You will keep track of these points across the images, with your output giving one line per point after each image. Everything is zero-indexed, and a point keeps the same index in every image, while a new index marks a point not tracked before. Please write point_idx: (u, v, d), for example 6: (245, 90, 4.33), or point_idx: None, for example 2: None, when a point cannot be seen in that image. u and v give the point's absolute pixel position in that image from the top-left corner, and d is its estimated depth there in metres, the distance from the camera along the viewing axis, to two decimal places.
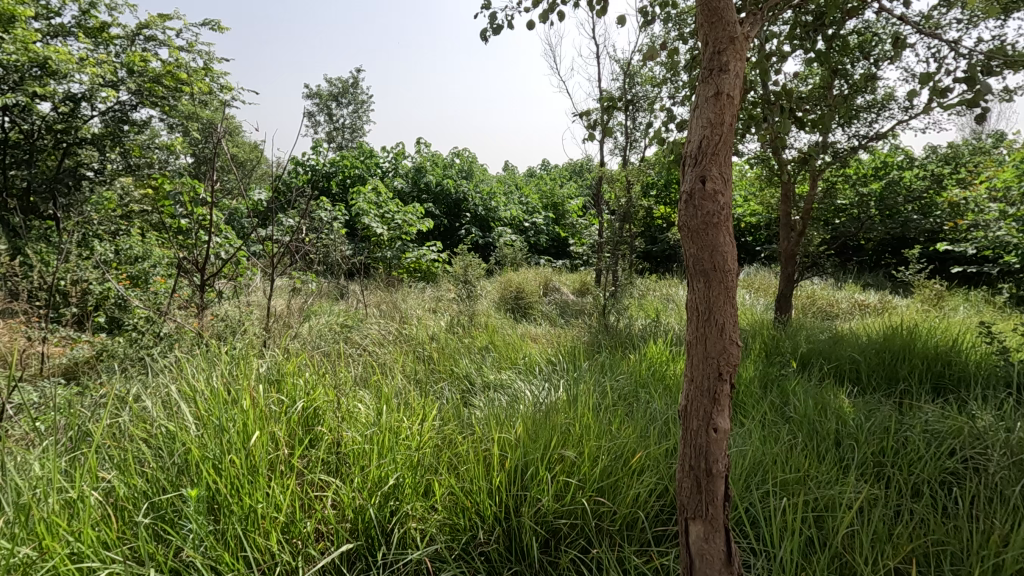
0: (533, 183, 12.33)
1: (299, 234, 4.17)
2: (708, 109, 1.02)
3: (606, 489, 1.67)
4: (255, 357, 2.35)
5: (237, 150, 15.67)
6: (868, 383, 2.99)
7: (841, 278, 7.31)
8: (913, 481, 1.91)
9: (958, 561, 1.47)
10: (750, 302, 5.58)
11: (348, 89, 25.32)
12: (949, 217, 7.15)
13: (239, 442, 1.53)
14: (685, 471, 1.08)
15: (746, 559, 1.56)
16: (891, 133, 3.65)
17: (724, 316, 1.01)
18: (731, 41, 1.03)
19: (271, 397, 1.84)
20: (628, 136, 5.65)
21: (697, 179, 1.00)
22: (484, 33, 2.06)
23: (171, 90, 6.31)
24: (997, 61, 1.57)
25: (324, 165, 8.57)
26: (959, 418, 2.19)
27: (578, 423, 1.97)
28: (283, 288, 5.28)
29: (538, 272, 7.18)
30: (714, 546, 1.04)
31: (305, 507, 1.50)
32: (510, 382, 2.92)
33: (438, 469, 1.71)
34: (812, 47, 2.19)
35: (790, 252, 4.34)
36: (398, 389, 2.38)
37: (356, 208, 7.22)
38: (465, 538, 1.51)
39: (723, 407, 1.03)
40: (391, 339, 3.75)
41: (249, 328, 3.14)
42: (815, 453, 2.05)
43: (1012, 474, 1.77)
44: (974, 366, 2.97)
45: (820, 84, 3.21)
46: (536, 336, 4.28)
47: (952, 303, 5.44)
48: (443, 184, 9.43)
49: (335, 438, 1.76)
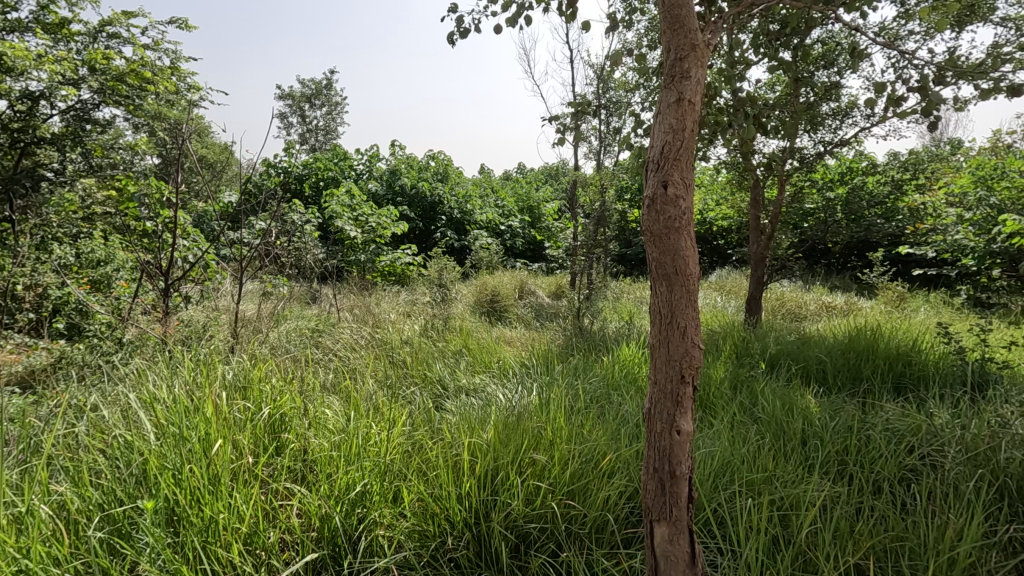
0: (510, 186, 12.35)
1: (270, 237, 4.10)
2: (670, 114, 1.03)
3: (576, 492, 1.68)
4: (221, 363, 2.30)
5: (206, 151, 15.46)
6: (833, 383, 3.07)
7: (809, 281, 7.51)
8: (874, 478, 1.96)
9: (917, 556, 1.51)
10: (722, 304, 5.68)
11: (322, 91, 25.05)
12: (910, 221, 7.41)
13: (200, 451, 1.49)
14: (649, 473, 1.09)
15: (712, 559, 1.57)
16: (855, 141, 3.75)
17: (686, 319, 1.02)
18: (692, 49, 1.05)
19: (235, 404, 1.79)
20: (602, 140, 5.69)
21: (659, 184, 1.01)
22: (451, 36, 2.06)
23: (136, 88, 6.12)
24: (950, 72, 1.62)
25: (297, 168, 8.43)
26: (917, 416, 2.26)
27: (549, 426, 1.98)
28: (253, 292, 5.19)
29: (514, 275, 7.19)
30: (678, 547, 1.05)
31: (268, 516, 1.47)
32: (484, 386, 2.91)
33: (407, 475, 1.69)
34: (777, 55, 2.24)
35: (760, 255, 4.41)
36: (369, 393, 2.36)
37: (330, 211, 7.14)
38: (434, 544, 1.50)
39: (685, 409, 1.04)
40: (363, 343, 3.70)
41: (214, 335, 3.06)
42: (780, 452, 2.10)
43: (966, 470, 1.83)
44: (932, 365, 3.08)
45: (787, 91, 3.29)
46: (510, 339, 4.28)
47: (914, 304, 5.63)
48: (418, 187, 9.36)
49: (302, 445, 1.74)
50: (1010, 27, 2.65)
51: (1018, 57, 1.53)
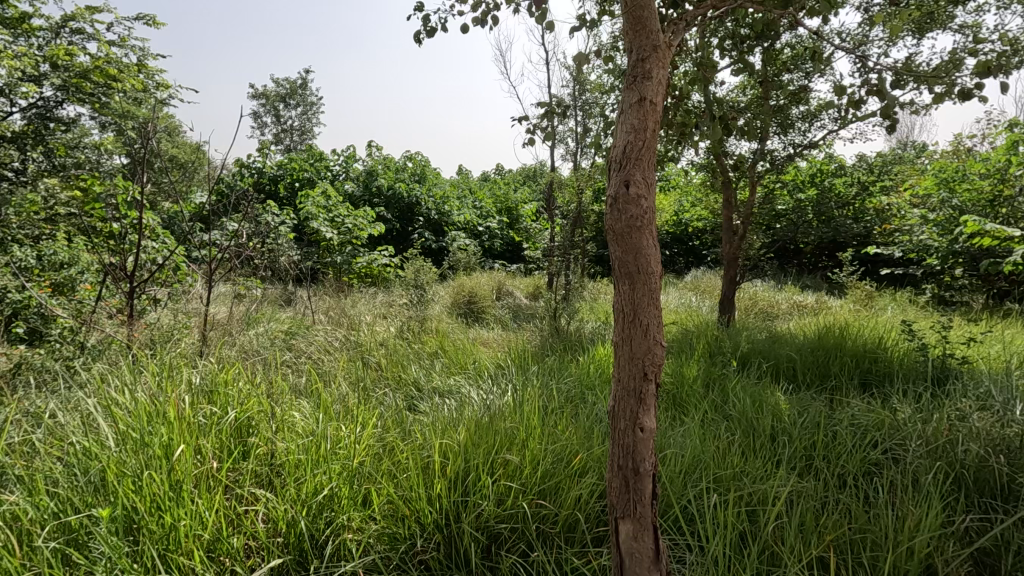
0: (488, 187, 12.32)
1: (242, 238, 4.02)
2: (632, 115, 1.04)
3: (547, 492, 1.69)
4: (187, 367, 2.25)
5: (178, 151, 15.20)
6: (803, 380, 3.13)
7: (781, 280, 7.67)
8: (840, 473, 2.00)
9: (879, 547, 1.55)
10: (697, 304, 5.74)
11: (297, 90, 24.74)
12: (878, 222, 7.61)
13: (161, 457, 1.45)
14: (614, 471, 1.10)
15: (681, 555, 1.59)
16: (824, 142, 3.83)
17: (648, 317, 1.03)
18: (654, 50, 1.06)
19: (200, 409, 1.75)
20: (579, 142, 5.71)
21: (621, 184, 1.02)
22: (418, 35, 2.04)
23: (101, 86, 5.94)
24: (908, 77, 1.66)
25: (271, 168, 8.27)
26: (881, 411, 2.32)
27: (522, 427, 1.98)
28: (225, 295, 5.08)
29: (492, 276, 7.18)
30: (643, 544, 1.05)
31: (232, 523, 1.44)
32: (459, 388, 2.89)
33: (377, 477, 1.68)
34: (745, 57, 2.28)
35: (733, 255, 4.46)
36: (340, 397, 2.33)
37: (305, 212, 7.05)
38: (403, 547, 1.49)
39: (649, 406, 1.05)
40: (337, 346, 3.64)
41: (182, 339, 2.99)
42: (750, 449, 2.13)
43: (925, 462, 1.89)
44: (897, 362, 3.16)
45: (758, 94, 3.34)
46: (487, 341, 4.26)
47: (881, 302, 5.78)
48: (395, 187, 9.27)
49: (269, 449, 1.70)
50: (968, 35, 2.75)
51: (972, 62, 1.58)
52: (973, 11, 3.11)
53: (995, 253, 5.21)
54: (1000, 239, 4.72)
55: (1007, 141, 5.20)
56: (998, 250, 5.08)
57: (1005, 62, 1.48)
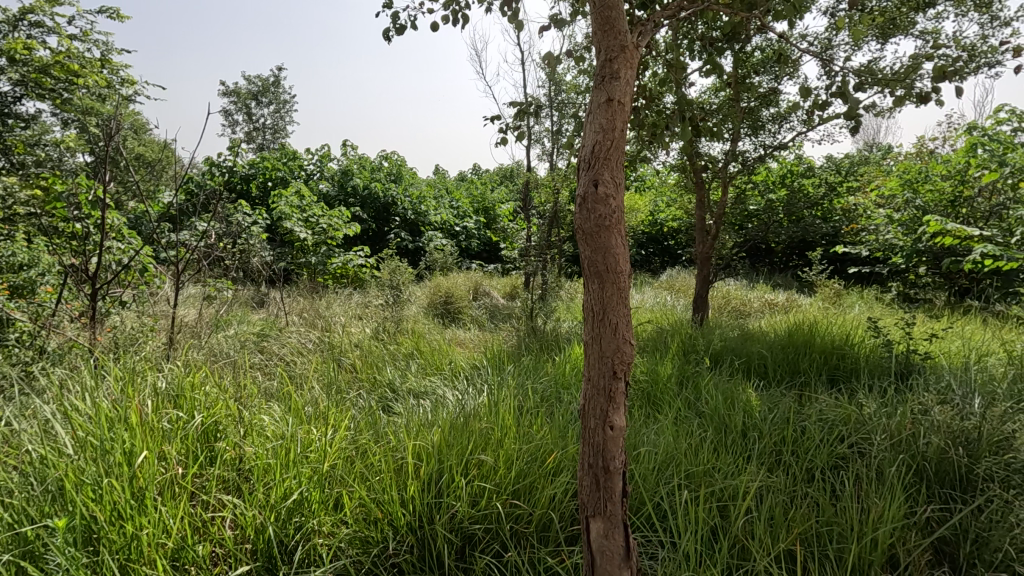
0: (465, 186, 12.28)
1: (212, 239, 3.91)
2: (601, 114, 1.05)
3: (521, 492, 1.69)
4: (152, 371, 2.18)
5: (144, 149, 14.86)
6: (773, 376, 3.18)
7: (753, 279, 7.80)
8: (809, 467, 2.04)
9: (844, 539, 1.59)
10: (671, 303, 5.80)
11: (269, 88, 24.33)
12: (845, 222, 7.80)
13: (121, 465, 1.41)
14: (585, 469, 1.10)
15: (653, 551, 1.60)
16: (794, 144, 3.90)
17: (617, 315, 1.04)
18: (622, 50, 1.07)
19: (164, 413, 1.71)
20: (555, 143, 5.73)
21: (590, 183, 1.02)
22: (387, 32, 2.04)
23: (62, 82, 5.72)
24: (870, 79, 1.70)
25: (242, 167, 8.07)
26: (848, 406, 2.37)
27: (496, 427, 1.98)
28: (194, 297, 4.95)
29: (469, 276, 7.16)
30: (613, 542, 1.06)
31: (198, 530, 1.41)
32: (434, 389, 2.87)
33: (348, 480, 1.66)
34: (714, 58, 2.30)
35: (706, 254, 4.52)
36: (312, 399, 2.30)
37: (278, 212, 6.90)
38: (375, 550, 1.46)
39: (618, 405, 1.06)
40: (310, 348, 3.59)
41: (148, 342, 2.90)
42: (722, 445, 2.16)
43: (889, 455, 1.95)
44: (863, 358, 3.25)
45: (730, 96, 3.38)
46: (463, 341, 4.25)
47: (849, 299, 5.92)
48: (371, 187, 9.17)
49: (237, 454, 1.66)
50: (928, 41, 2.83)
51: (928, 68, 1.64)
52: (933, 18, 3.21)
53: (956, 252, 5.41)
54: (960, 239, 4.90)
55: (966, 144, 5.39)
56: (959, 249, 5.28)
57: (960, 67, 1.53)
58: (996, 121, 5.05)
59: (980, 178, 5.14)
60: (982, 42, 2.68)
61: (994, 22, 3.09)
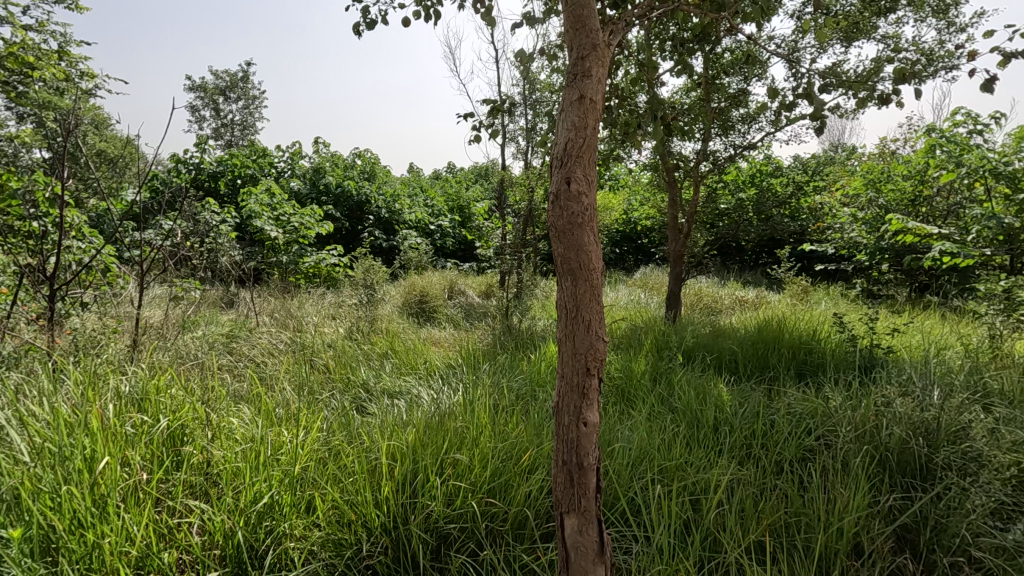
0: (439, 184, 12.21)
1: (178, 238, 3.79)
2: (573, 112, 1.05)
3: (496, 490, 1.69)
4: (115, 374, 2.11)
5: (105, 144, 14.38)
6: (743, 371, 3.25)
7: (725, 277, 7.94)
8: (778, 459, 2.09)
9: (811, 529, 1.63)
10: (645, 301, 5.87)
11: (237, 83, 23.77)
12: (812, 220, 8.01)
13: (81, 473, 1.36)
14: (559, 466, 1.10)
15: (627, 546, 1.62)
16: (762, 144, 3.97)
17: (590, 312, 1.05)
18: (594, 48, 1.08)
19: (128, 417, 1.65)
20: (530, 141, 5.74)
21: (562, 181, 1.02)
22: (358, 27, 2.01)
23: (16, 74, 5.48)
24: (834, 81, 1.74)
25: (210, 164, 7.86)
26: (815, 400, 2.43)
27: (472, 426, 1.97)
28: (160, 297, 4.80)
29: (444, 275, 7.12)
30: (588, 537, 1.06)
31: (164, 537, 1.37)
32: (409, 389, 2.85)
33: (321, 482, 1.63)
34: (686, 58, 2.31)
35: (678, 252, 4.58)
36: (282, 401, 2.26)
37: (247, 210, 6.73)
38: (349, 553, 1.45)
39: (592, 401, 1.07)
40: (282, 349, 3.52)
41: (110, 344, 2.79)
42: (694, 440, 2.20)
43: (854, 446, 2.01)
44: (829, 352, 3.34)
45: (700, 95, 3.43)
46: (438, 341, 4.22)
47: (816, 296, 6.08)
48: (344, 185, 9.04)
49: (204, 458, 1.61)
50: (889, 45, 2.92)
51: (889, 71, 1.69)
52: (894, 23, 3.32)
53: (917, 250, 5.60)
54: (920, 237, 5.07)
55: (926, 145, 5.58)
56: (919, 247, 5.46)
57: (918, 70, 1.59)
58: (953, 123, 5.24)
59: (939, 177, 5.34)
60: (939, 46, 2.77)
61: (951, 27, 3.20)
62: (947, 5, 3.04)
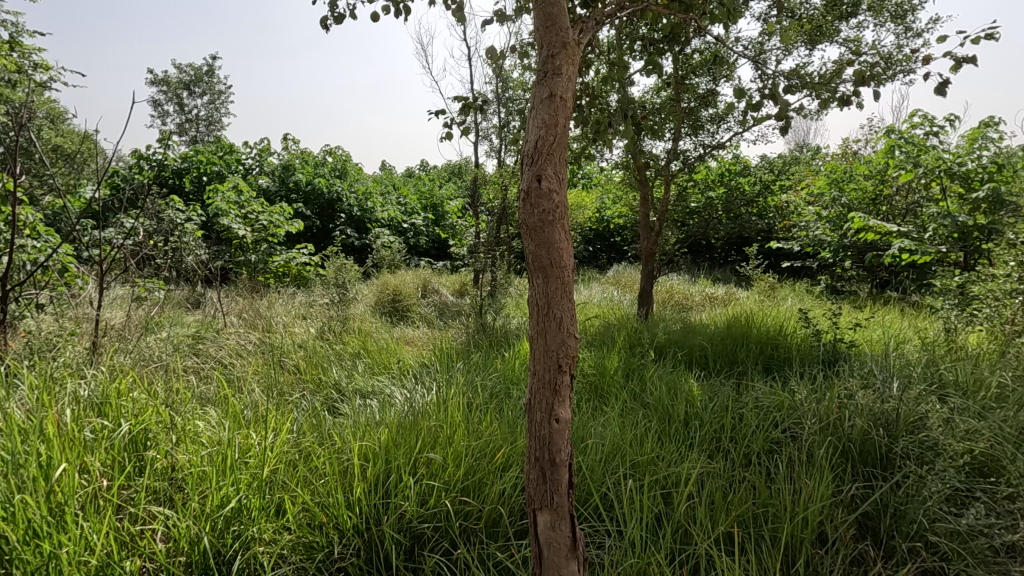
0: (412, 182, 12.11)
1: (140, 237, 3.67)
2: (543, 110, 1.05)
3: (470, 488, 1.69)
4: (74, 377, 2.04)
5: (62, 139, 13.82)
6: (713, 367, 3.31)
7: (695, 274, 8.08)
8: (746, 452, 2.13)
9: (778, 519, 1.67)
10: (618, 298, 5.94)
11: (202, 77, 23.11)
12: (779, 218, 8.21)
13: (37, 480, 1.30)
14: (532, 463, 1.10)
15: (601, 541, 1.64)
16: (731, 144, 4.05)
17: (562, 309, 1.05)
18: (564, 46, 1.08)
19: (87, 422, 1.60)
20: (503, 139, 5.73)
21: (533, 179, 1.02)
22: (325, 21, 1.97)
23: None
24: (797, 81, 1.80)
25: (174, 160, 7.62)
26: (782, 393, 2.49)
27: (445, 425, 1.96)
28: (121, 298, 4.65)
29: (417, 273, 7.06)
30: (560, 533, 1.07)
31: (126, 544, 1.33)
32: (382, 389, 2.82)
33: (290, 485, 1.60)
34: (656, 58, 2.33)
35: (650, 250, 4.64)
36: (251, 402, 2.21)
37: (214, 208, 6.56)
38: (321, 555, 1.43)
39: (564, 398, 1.07)
40: (251, 349, 3.46)
41: (68, 346, 2.69)
42: (665, 435, 2.23)
43: (818, 438, 2.06)
44: (795, 347, 3.43)
45: (672, 96, 3.47)
46: (412, 340, 4.19)
47: (783, 292, 6.24)
48: (314, 183, 8.90)
49: (169, 462, 1.57)
50: (850, 48, 3.01)
51: (849, 74, 1.74)
52: (855, 27, 3.42)
53: (877, 247, 5.80)
54: (881, 234, 5.25)
55: (886, 146, 5.78)
56: (880, 244, 5.66)
57: (876, 72, 1.65)
58: (911, 125, 5.45)
59: (898, 177, 5.53)
60: (897, 51, 2.87)
61: (908, 32, 3.31)
62: (904, 10, 3.15)
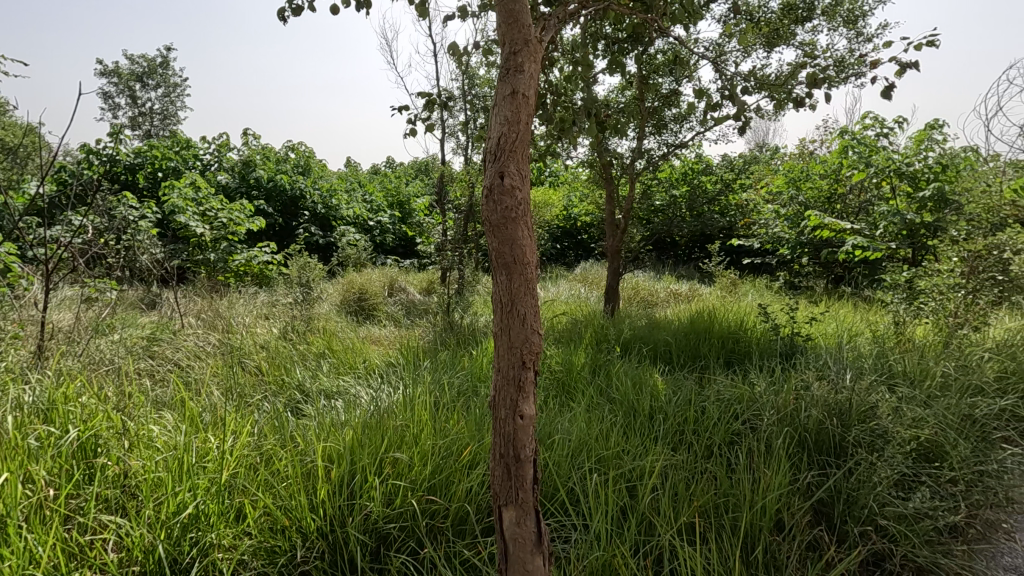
0: (378, 179, 11.94)
1: (90, 235, 3.51)
2: (506, 107, 1.05)
3: (436, 487, 1.68)
4: (18, 383, 1.94)
5: (5, 132, 13.10)
6: (677, 361, 3.38)
7: (660, 271, 8.23)
8: (708, 443, 2.19)
9: (738, 508, 1.72)
10: (585, 295, 5.99)
11: (156, 70, 22.21)
12: (740, 216, 8.42)
13: None
14: (497, 459, 1.10)
15: (567, 534, 1.66)
16: (693, 143, 4.14)
17: (526, 306, 1.06)
18: (526, 44, 1.08)
19: (31, 430, 1.52)
20: (469, 137, 5.70)
21: (496, 175, 1.02)
22: (283, 13, 1.93)
23: None
24: (755, 82, 1.85)
25: (126, 155, 7.31)
26: (742, 386, 2.56)
27: (411, 424, 1.95)
28: (70, 299, 4.43)
29: (384, 272, 6.96)
30: (525, 529, 1.07)
31: (75, 555, 1.28)
32: (347, 389, 2.78)
33: (252, 488, 1.56)
34: (620, 58, 2.36)
35: (615, 247, 4.69)
36: (210, 405, 2.15)
37: (170, 205, 6.32)
38: (283, 560, 1.40)
39: (528, 394, 1.08)
40: (210, 351, 3.35)
41: (10, 350, 2.55)
42: (630, 429, 2.27)
43: (776, 428, 2.13)
44: (754, 341, 3.53)
45: (636, 95, 3.53)
46: (378, 339, 4.14)
47: (743, 288, 6.42)
48: (276, 179, 8.68)
49: (121, 469, 1.51)
50: (806, 51, 3.11)
51: (804, 76, 1.80)
52: (810, 31, 3.54)
53: (832, 244, 6.02)
54: (835, 231, 5.45)
55: (840, 146, 6.00)
56: (835, 241, 5.87)
57: (829, 74, 1.71)
58: (863, 126, 5.66)
59: (851, 177, 5.75)
60: (849, 55, 2.98)
61: (859, 36, 3.44)
62: (856, 16, 3.27)
